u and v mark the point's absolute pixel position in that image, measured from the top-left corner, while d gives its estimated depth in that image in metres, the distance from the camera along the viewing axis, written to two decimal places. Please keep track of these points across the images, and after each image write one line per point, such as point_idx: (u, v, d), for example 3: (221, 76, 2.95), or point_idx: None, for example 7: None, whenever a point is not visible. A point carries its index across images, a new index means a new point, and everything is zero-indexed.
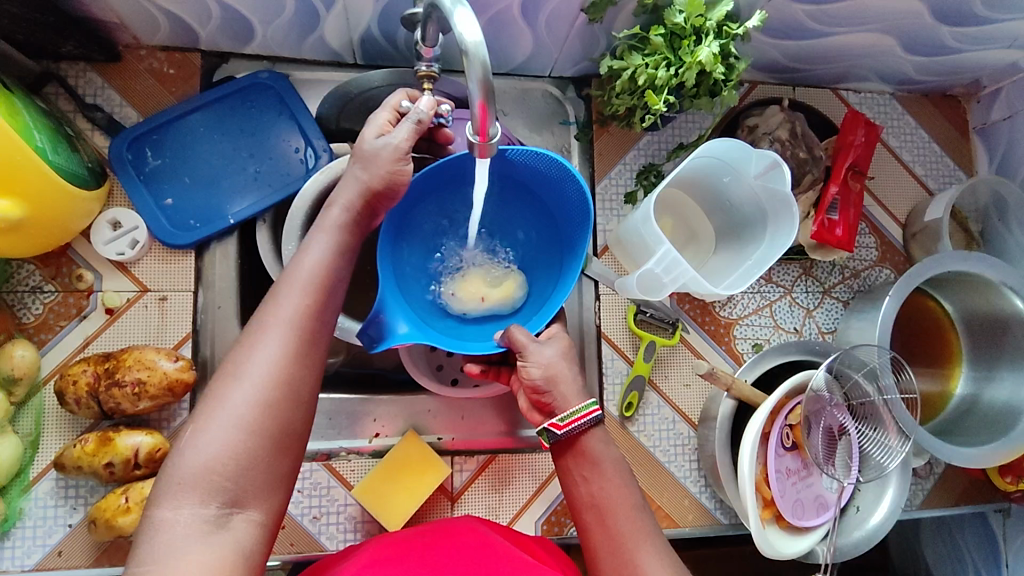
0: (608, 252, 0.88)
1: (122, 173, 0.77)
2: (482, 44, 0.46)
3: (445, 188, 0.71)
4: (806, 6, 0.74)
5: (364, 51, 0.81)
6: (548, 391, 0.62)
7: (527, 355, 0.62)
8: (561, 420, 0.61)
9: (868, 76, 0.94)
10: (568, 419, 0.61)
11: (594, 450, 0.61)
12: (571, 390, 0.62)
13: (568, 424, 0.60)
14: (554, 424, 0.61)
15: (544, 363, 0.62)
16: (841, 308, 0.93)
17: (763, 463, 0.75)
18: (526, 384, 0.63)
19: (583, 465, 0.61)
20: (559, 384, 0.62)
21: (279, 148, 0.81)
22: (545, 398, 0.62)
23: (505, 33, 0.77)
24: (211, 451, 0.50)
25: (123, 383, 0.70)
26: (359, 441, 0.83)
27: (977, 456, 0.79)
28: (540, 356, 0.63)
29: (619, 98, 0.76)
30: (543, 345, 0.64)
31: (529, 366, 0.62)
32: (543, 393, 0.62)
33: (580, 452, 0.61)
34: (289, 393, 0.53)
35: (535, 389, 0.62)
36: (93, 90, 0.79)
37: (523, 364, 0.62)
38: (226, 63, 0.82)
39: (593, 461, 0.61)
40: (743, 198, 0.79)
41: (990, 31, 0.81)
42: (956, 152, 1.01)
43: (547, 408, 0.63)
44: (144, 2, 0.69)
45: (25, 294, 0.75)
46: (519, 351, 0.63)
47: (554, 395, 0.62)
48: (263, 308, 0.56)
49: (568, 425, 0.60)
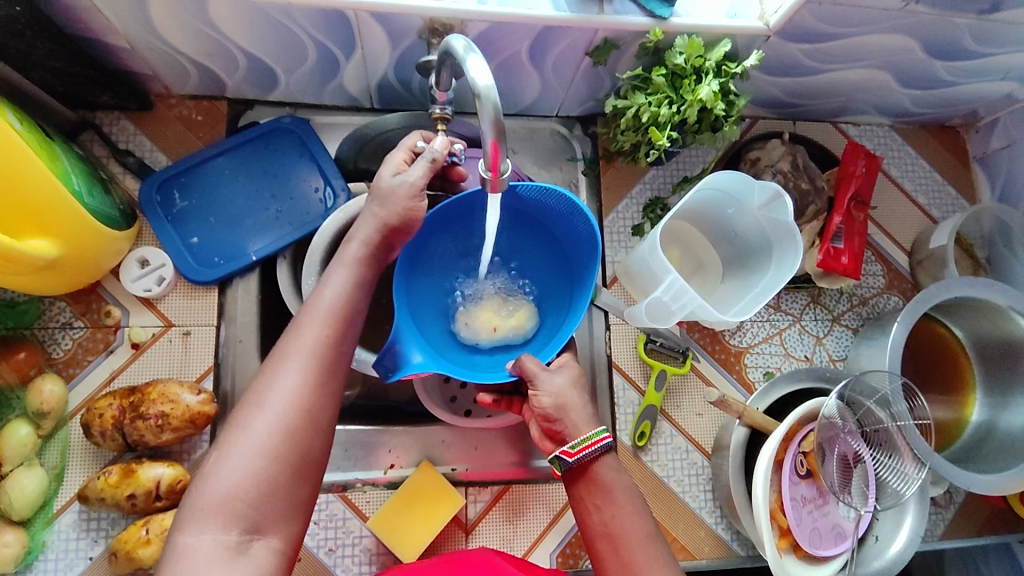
0: (617, 283, 0.90)
1: (151, 215, 0.81)
2: (493, 87, 0.49)
3: (458, 223, 0.74)
4: (802, 45, 0.77)
5: (380, 96, 0.86)
6: (558, 419, 0.63)
7: (538, 383, 0.64)
8: (572, 448, 0.61)
9: (867, 109, 0.97)
10: (579, 446, 0.61)
11: (606, 478, 0.62)
12: (582, 418, 0.63)
13: (578, 451, 0.61)
14: (565, 451, 0.62)
15: (554, 392, 0.64)
16: (850, 336, 0.94)
17: (776, 492, 0.75)
18: (537, 411, 0.64)
19: (595, 494, 0.62)
20: (570, 412, 0.63)
21: (300, 189, 0.85)
22: (556, 426, 0.64)
23: (514, 76, 0.81)
24: (233, 478, 0.52)
25: (148, 416, 0.72)
26: (374, 472, 0.84)
27: (994, 482, 0.78)
28: (551, 384, 0.64)
29: (624, 135, 0.79)
30: (554, 373, 0.65)
31: (540, 395, 0.63)
32: (554, 421, 0.64)
33: (592, 479, 0.62)
34: (309, 421, 0.55)
35: (546, 417, 0.64)
36: (126, 137, 0.83)
37: (535, 393, 0.64)
38: (250, 109, 0.87)
39: (605, 489, 0.62)
40: (748, 229, 0.80)
41: (982, 65, 0.84)
42: (958, 181, 1.02)
43: (558, 435, 0.64)
44: (177, 55, 0.74)
45: (56, 330, 0.78)
46: (530, 379, 0.65)
47: (565, 423, 0.63)
48: (284, 340, 0.58)
49: (580, 452, 0.61)
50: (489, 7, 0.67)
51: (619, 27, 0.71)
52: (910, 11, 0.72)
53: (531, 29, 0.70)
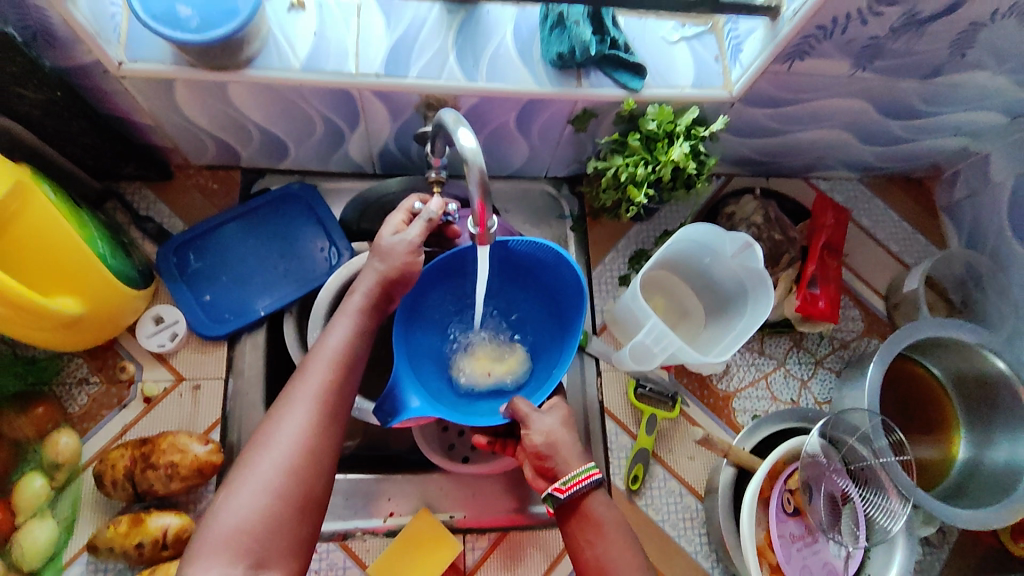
0: (606, 331, 0.95)
1: (166, 274, 0.86)
2: (480, 153, 0.55)
3: (453, 276, 0.79)
4: (765, 110, 0.85)
5: (382, 162, 0.93)
6: (549, 456, 0.67)
7: (531, 423, 0.68)
8: (563, 485, 0.65)
9: (835, 165, 1.04)
10: (569, 482, 0.65)
11: (596, 513, 0.65)
12: (572, 456, 0.67)
13: (569, 487, 0.65)
14: (556, 488, 0.65)
15: (545, 430, 0.68)
16: (834, 379, 0.97)
17: (764, 528, 0.77)
18: (530, 450, 0.68)
19: (586, 529, 0.65)
20: (561, 449, 0.67)
21: (306, 249, 0.91)
22: (547, 462, 0.67)
23: (504, 143, 0.88)
24: (241, 514, 0.55)
25: (158, 465, 0.76)
26: (374, 520, 0.85)
27: (978, 517, 0.80)
28: (542, 424, 0.68)
29: (606, 193, 0.86)
30: (545, 414, 0.70)
31: (532, 434, 0.68)
32: (546, 458, 0.67)
33: (584, 515, 0.65)
34: (312, 461, 0.59)
35: (538, 456, 0.67)
36: (146, 205, 0.90)
37: (527, 432, 0.68)
38: (262, 177, 0.94)
39: (597, 524, 0.65)
40: (725, 276, 0.86)
41: (935, 122, 0.92)
42: (927, 229, 1.08)
43: (550, 473, 0.67)
44: (198, 130, 0.82)
45: (72, 385, 0.82)
46: (522, 420, 0.69)
47: (556, 460, 0.67)
48: (291, 384, 0.63)
49: (571, 488, 0.65)
50: (479, 83, 0.75)
51: (597, 98, 0.78)
52: (859, 78, 0.80)
53: (518, 102, 0.78)
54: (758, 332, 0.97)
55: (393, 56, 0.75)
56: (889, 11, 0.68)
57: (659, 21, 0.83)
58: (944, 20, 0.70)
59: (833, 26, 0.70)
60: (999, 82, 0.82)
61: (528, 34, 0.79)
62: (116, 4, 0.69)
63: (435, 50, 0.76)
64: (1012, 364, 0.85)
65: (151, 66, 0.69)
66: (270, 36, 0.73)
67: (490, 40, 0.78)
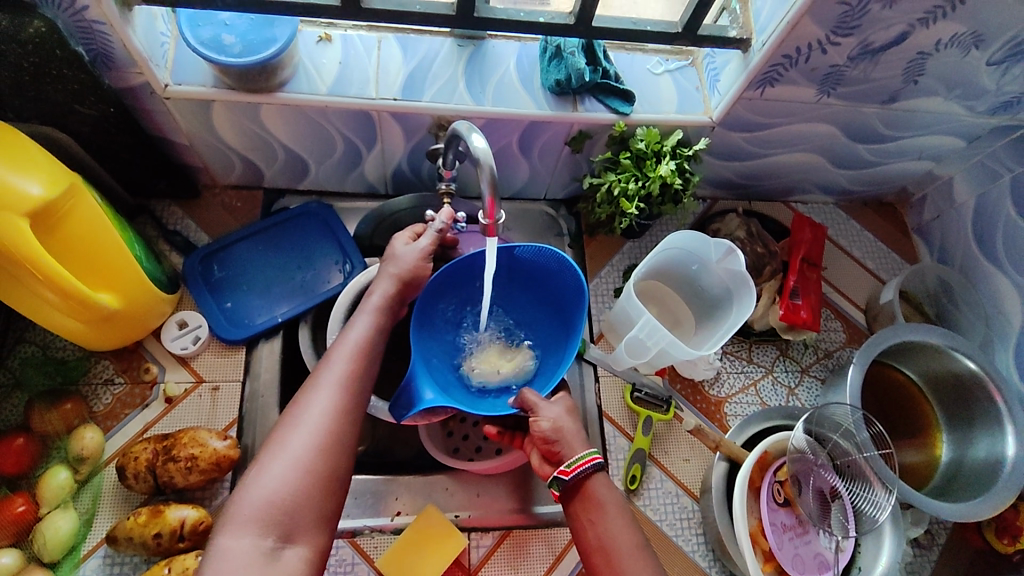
0: (603, 339, 1.00)
1: (192, 282, 0.92)
2: (491, 154, 0.63)
3: (462, 282, 0.86)
4: (742, 134, 0.94)
5: (394, 182, 1.01)
6: (556, 440, 0.72)
7: (539, 411, 0.73)
8: (568, 467, 0.70)
9: (811, 189, 1.12)
10: (574, 465, 0.70)
11: (599, 493, 0.69)
12: (576, 442, 0.72)
13: (574, 469, 0.69)
14: (562, 470, 0.70)
15: (552, 417, 0.73)
16: (820, 386, 1.02)
17: (757, 518, 0.82)
18: (538, 436, 0.73)
19: (589, 509, 0.69)
20: (566, 435, 0.72)
21: (323, 262, 0.97)
22: (554, 447, 0.72)
23: (507, 164, 0.97)
24: (271, 487, 0.59)
25: (179, 458, 0.79)
26: (382, 518, 0.88)
27: (963, 509, 0.84)
28: (550, 411, 0.73)
29: (600, 207, 0.93)
30: (551, 404, 0.75)
31: (540, 420, 0.73)
32: (552, 442, 0.72)
33: (587, 496, 0.69)
34: (335, 442, 0.64)
35: (545, 440, 0.72)
36: (175, 220, 0.97)
37: (535, 418, 0.73)
38: (282, 197, 1.01)
39: (598, 504, 0.69)
40: (712, 284, 0.92)
41: (899, 146, 1.01)
42: (900, 248, 1.16)
43: (556, 457, 0.73)
44: (228, 150, 0.90)
45: (98, 386, 0.87)
46: (531, 409, 0.74)
47: (562, 445, 0.72)
48: (315, 374, 0.68)
49: (575, 470, 0.69)
50: (485, 107, 0.84)
51: (592, 121, 0.87)
52: (825, 103, 0.89)
53: (520, 124, 0.87)
54: (746, 341, 1.03)
55: (409, 83, 0.84)
56: (846, 42, 0.78)
57: (646, 56, 0.92)
58: (894, 50, 0.80)
59: (797, 55, 0.79)
60: (952, 108, 0.92)
61: (528, 64, 0.88)
62: (166, 34, 0.78)
63: (446, 78, 0.85)
64: (983, 364, 0.91)
65: (193, 88, 0.77)
66: (300, 64, 0.82)
67: (496, 70, 0.87)
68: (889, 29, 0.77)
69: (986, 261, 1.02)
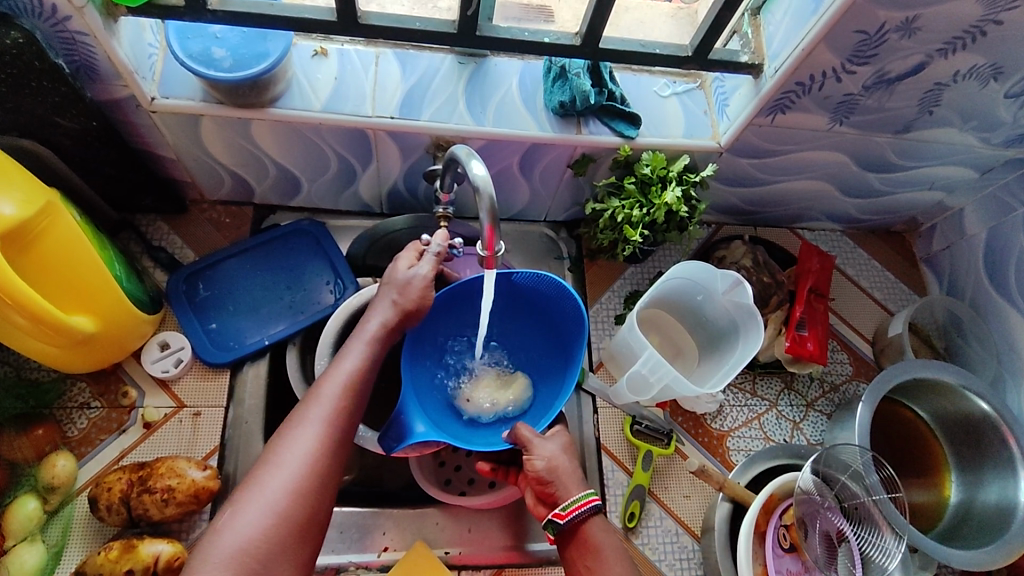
0: (603, 368, 0.97)
1: (175, 301, 0.89)
2: (490, 183, 0.60)
3: (458, 308, 0.82)
4: (751, 160, 0.91)
5: (390, 201, 0.97)
6: (551, 481, 0.68)
7: (534, 448, 0.69)
8: (562, 510, 0.66)
9: (818, 216, 1.10)
10: (569, 508, 0.66)
11: (596, 538, 0.66)
12: (573, 483, 0.69)
13: (569, 512, 0.66)
14: (556, 514, 0.67)
15: (547, 456, 0.69)
16: (826, 421, 0.99)
17: (762, 563, 0.79)
18: (532, 476, 0.69)
19: (586, 555, 0.65)
20: (561, 475, 0.69)
21: (313, 282, 0.94)
22: (548, 488, 0.69)
23: (506, 186, 0.94)
24: (245, 532, 0.56)
25: (155, 489, 0.75)
26: (368, 555, 0.84)
27: (975, 557, 0.80)
28: (544, 449, 0.69)
29: (602, 233, 0.90)
30: (547, 440, 0.71)
31: (534, 459, 0.69)
32: (547, 483, 0.69)
33: (584, 542, 0.66)
34: (318, 483, 0.60)
35: (539, 481, 0.69)
36: (160, 236, 0.94)
37: (529, 457, 0.69)
38: (273, 214, 0.98)
39: (595, 550, 0.65)
40: (718, 315, 0.89)
41: (911, 176, 0.98)
42: (909, 278, 1.13)
43: (550, 498, 0.69)
44: (216, 165, 0.87)
45: (73, 410, 0.83)
46: (525, 445, 0.70)
47: (557, 485, 0.68)
48: (302, 406, 0.64)
49: (570, 513, 0.66)
50: (486, 127, 0.81)
51: (596, 144, 0.84)
52: (838, 131, 0.86)
53: (521, 146, 0.84)
54: (750, 373, 1.00)
55: (407, 100, 0.80)
56: (861, 70, 0.75)
57: (652, 77, 0.89)
58: (910, 80, 0.77)
59: (811, 83, 0.77)
60: (966, 139, 0.89)
61: (531, 84, 0.85)
62: (154, 45, 0.75)
63: (446, 97, 0.82)
64: (996, 406, 0.87)
65: (181, 102, 0.74)
66: (294, 79, 0.79)
67: (498, 88, 0.84)
68: (906, 59, 0.74)
69: (997, 296, 0.99)
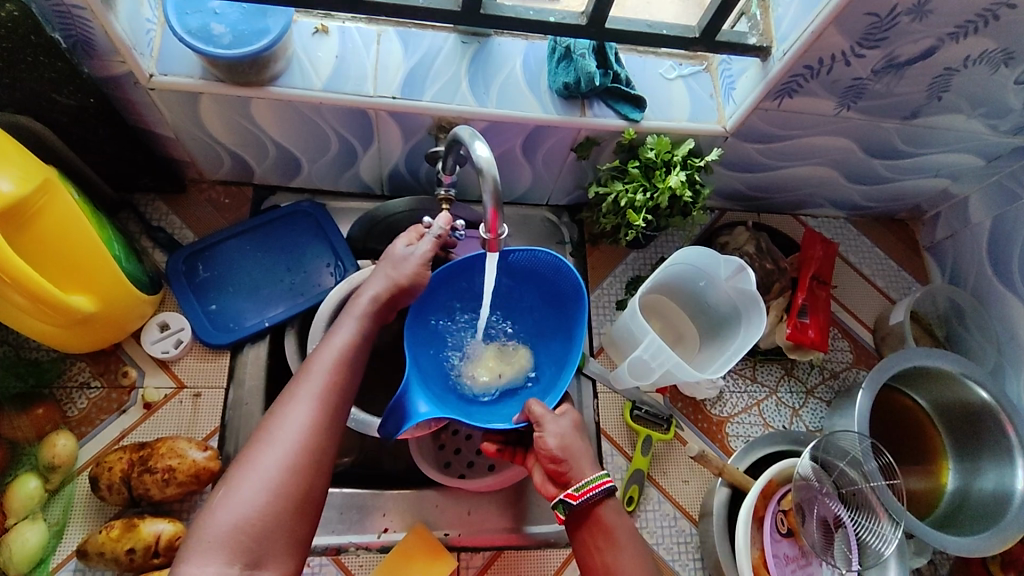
0: (603, 353, 0.97)
1: (175, 283, 0.88)
2: (494, 164, 0.59)
3: (460, 286, 0.82)
4: (757, 145, 0.91)
5: (391, 183, 0.97)
6: (563, 460, 0.68)
7: (546, 425, 0.69)
8: (577, 491, 0.66)
9: (822, 203, 1.09)
10: (582, 489, 0.66)
11: (608, 520, 0.66)
12: (585, 463, 0.69)
13: (583, 493, 0.66)
14: (569, 494, 0.66)
15: (558, 434, 0.69)
16: (825, 408, 0.99)
17: (759, 548, 0.80)
18: (544, 453, 0.69)
19: (597, 536, 0.66)
20: (574, 454, 0.69)
21: (314, 264, 0.93)
22: (562, 467, 0.68)
23: (510, 169, 0.93)
24: (241, 510, 0.56)
25: (156, 469, 0.75)
26: (367, 535, 0.84)
27: (972, 544, 0.81)
28: (556, 426, 0.69)
29: (606, 217, 0.90)
30: (559, 417, 0.71)
31: (546, 436, 0.68)
32: (560, 462, 0.68)
33: (596, 522, 0.66)
34: (311, 460, 0.60)
35: (552, 459, 0.69)
36: (159, 216, 0.93)
37: (541, 434, 0.69)
38: (273, 194, 0.97)
39: (608, 531, 0.66)
40: (719, 300, 0.89)
41: (916, 163, 0.97)
42: (911, 266, 1.13)
43: (563, 478, 0.69)
44: (216, 145, 0.86)
45: (73, 389, 0.83)
46: (537, 422, 0.69)
47: (570, 465, 0.68)
48: (294, 383, 0.64)
49: (584, 494, 0.66)
50: (489, 109, 0.80)
51: (599, 127, 0.83)
52: (845, 117, 0.85)
53: (524, 127, 0.82)
54: (751, 359, 1.00)
55: (408, 81, 0.79)
56: (871, 54, 0.74)
57: (659, 59, 0.88)
58: (920, 64, 0.76)
59: (819, 66, 0.76)
60: (974, 126, 0.88)
61: (535, 65, 0.83)
62: (152, 21, 0.74)
63: (449, 76, 0.81)
64: (995, 394, 0.88)
65: (180, 80, 0.73)
66: (295, 57, 0.77)
67: (501, 69, 0.82)
68: (917, 42, 0.73)
69: (999, 285, 0.98)
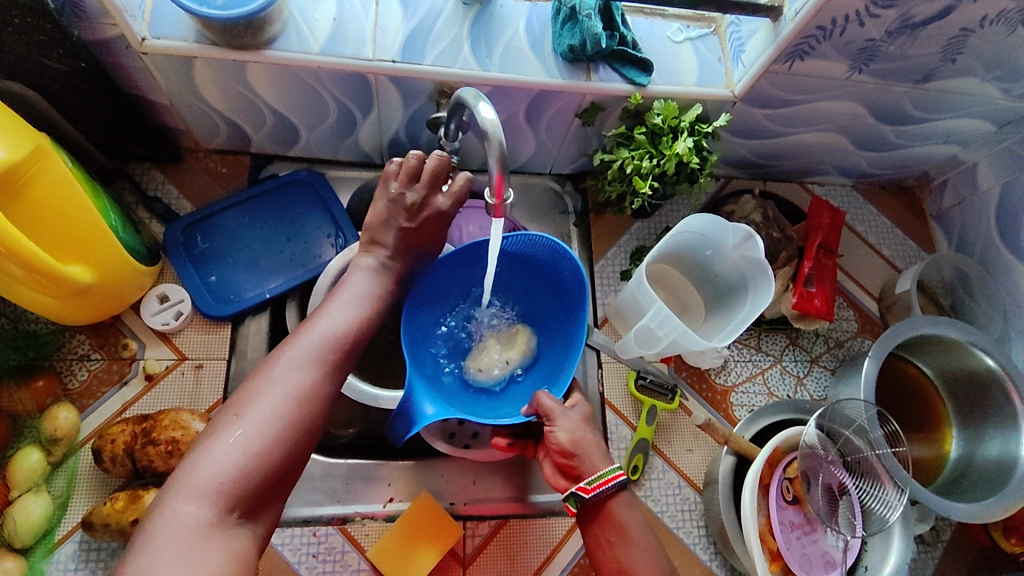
0: (608, 324, 0.96)
1: (173, 254, 0.86)
2: (499, 126, 0.57)
3: (463, 267, 0.80)
4: (765, 111, 0.89)
5: (391, 151, 0.95)
6: (574, 455, 0.68)
7: (555, 420, 0.69)
8: (590, 484, 0.66)
9: (830, 171, 1.07)
10: (597, 482, 0.66)
11: (619, 515, 0.66)
12: (597, 457, 0.68)
13: (595, 488, 0.66)
14: (582, 487, 0.66)
15: (569, 429, 0.68)
16: (829, 376, 0.99)
17: (765, 515, 0.80)
18: (554, 448, 0.68)
19: (608, 530, 0.66)
20: (585, 448, 0.68)
21: (314, 235, 0.91)
22: (573, 461, 0.68)
23: (513, 137, 0.91)
24: (235, 451, 0.56)
25: (159, 441, 0.75)
26: (373, 505, 0.84)
27: (976, 510, 0.81)
28: (566, 422, 0.69)
29: (611, 185, 0.88)
30: (568, 411, 0.70)
31: (556, 431, 0.68)
32: (571, 456, 0.68)
33: (608, 517, 0.66)
34: (306, 414, 0.61)
35: (562, 453, 0.68)
36: (156, 185, 0.91)
37: (551, 429, 0.68)
38: (271, 163, 0.95)
39: (620, 527, 0.66)
40: (725, 269, 0.88)
41: (925, 129, 0.96)
42: (917, 235, 1.12)
43: (574, 472, 0.68)
44: (211, 113, 0.84)
45: (73, 362, 0.82)
46: (546, 416, 0.69)
47: (581, 459, 0.68)
48: (293, 339, 0.65)
49: (596, 488, 0.66)
50: (492, 73, 0.78)
51: (605, 92, 0.81)
52: (856, 80, 0.83)
53: (529, 93, 0.80)
54: (756, 329, 0.99)
55: (408, 44, 0.77)
56: (885, 14, 0.72)
57: (665, 21, 0.86)
58: (936, 25, 0.74)
59: (832, 27, 0.73)
60: (986, 90, 0.86)
61: (539, 27, 0.81)
62: None
63: (451, 39, 0.78)
64: (1001, 362, 0.87)
65: (173, 44, 0.70)
66: (291, 20, 0.75)
67: (503, 31, 0.80)
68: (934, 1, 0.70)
69: (1007, 252, 0.97)
